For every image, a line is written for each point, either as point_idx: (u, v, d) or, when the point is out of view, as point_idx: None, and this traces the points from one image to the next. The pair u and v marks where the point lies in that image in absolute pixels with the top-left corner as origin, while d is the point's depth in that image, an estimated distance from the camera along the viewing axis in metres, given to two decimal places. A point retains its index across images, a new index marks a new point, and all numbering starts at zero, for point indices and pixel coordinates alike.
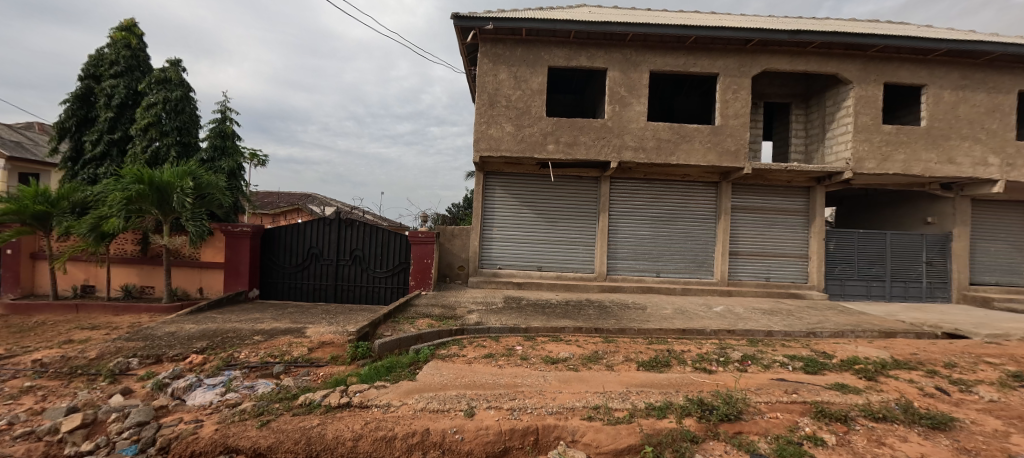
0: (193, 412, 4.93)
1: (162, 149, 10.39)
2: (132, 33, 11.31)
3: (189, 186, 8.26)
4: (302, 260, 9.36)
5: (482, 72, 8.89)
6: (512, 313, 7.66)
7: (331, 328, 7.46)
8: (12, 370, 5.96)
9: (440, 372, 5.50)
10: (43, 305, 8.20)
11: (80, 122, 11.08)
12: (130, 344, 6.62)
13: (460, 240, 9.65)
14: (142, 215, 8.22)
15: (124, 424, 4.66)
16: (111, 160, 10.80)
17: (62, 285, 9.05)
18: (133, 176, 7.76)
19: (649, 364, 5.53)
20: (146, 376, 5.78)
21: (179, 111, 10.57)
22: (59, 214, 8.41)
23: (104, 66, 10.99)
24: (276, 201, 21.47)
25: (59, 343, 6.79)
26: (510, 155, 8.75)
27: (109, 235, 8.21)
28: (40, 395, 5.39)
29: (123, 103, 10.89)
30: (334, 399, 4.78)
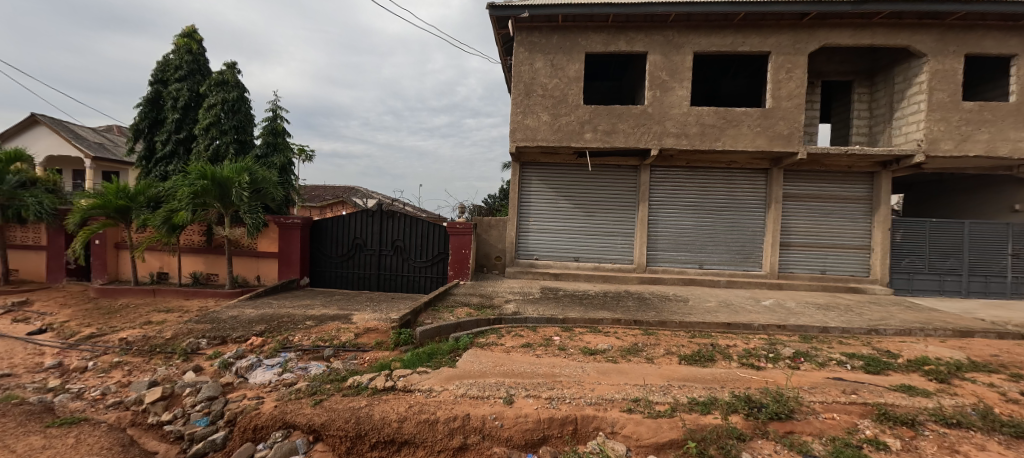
0: (255, 389, 5.30)
1: (222, 147, 11.06)
2: (192, 39, 12.06)
3: (246, 181, 8.76)
4: (347, 250, 9.74)
5: (518, 61, 8.77)
6: (550, 303, 7.64)
7: (376, 315, 7.74)
8: (102, 347, 6.64)
9: (479, 360, 5.57)
10: (125, 289, 9.00)
11: (151, 123, 12.00)
12: (199, 326, 7.18)
13: (497, 230, 9.67)
14: (206, 208, 8.81)
15: (196, 398, 5.09)
16: (179, 158, 11.63)
17: (141, 272, 9.90)
18: (198, 172, 8.32)
19: (692, 358, 5.35)
20: (214, 356, 6.26)
21: (236, 111, 11.20)
22: (136, 208, 9.15)
23: (170, 71, 11.80)
24: (323, 195, 22.44)
25: (139, 324, 7.49)
26: (547, 145, 8.62)
27: (179, 227, 8.86)
28: (125, 371, 5.99)
29: (187, 105, 11.66)
30: (380, 382, 4.98)
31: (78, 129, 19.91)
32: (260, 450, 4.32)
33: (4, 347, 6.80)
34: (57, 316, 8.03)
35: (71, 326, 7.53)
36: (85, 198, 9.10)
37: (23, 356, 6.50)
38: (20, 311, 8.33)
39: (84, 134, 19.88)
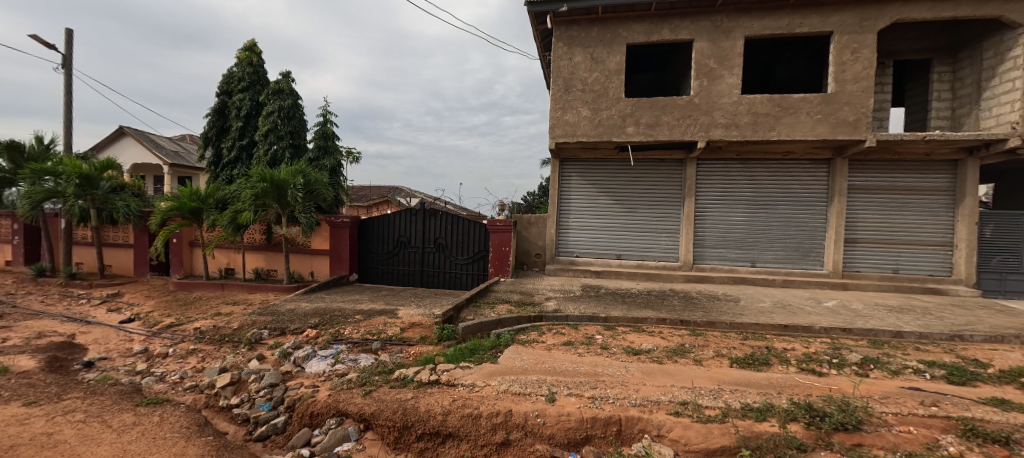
0: (311, 378, 5.56)
1: (278, 151, 11.68)
2: (253, 52, 12.83)
3: (300, 183, 9.21)
4: (392, 248, 10.01)
5: (556, 56, 8.62)
6: (592, 302, 7.49)
7: (420, 310, 7.91)
8: (180, 336, 7.23)
9: (520, 357, 5.55)
10: (198, 283, 9.73)
11: (218, 132, 12.88)
12: (261, 317, 7.63)
13: (537, 227, 9.60)
14: (266, 209, 9.32)
15: (260, 384, 5.41)
16: (243, 163, 12.41)
17: (212, 268, 10.66)
18: (258, 175, 8.83)
19: (744, 361, 5.06)
20: (274, 346, 6.64)
21: (290, 117, 11.80)
22: (207, 209, 9.86)
23: (234, 83, 12.62)
24: (369, 195, 23.27)
25: (210, 315, 8.07)
26: (587, 140, 8.43)
27: (243, 226, 9.43)
28: (199, 358, 6.48)
29: (249, 114, 12.43)
30: (425, 375, 5.06)
31: (155, 138, 21.77)
32: (316, 435, 4.53)
33: (100, 334, 7.55)
34: (142, 307, 8.83)
35: (154, 316, 8.26)
36: (164, 201, 9.91)
37: (114, 342, 7.19)
38: (113, 303, 9.22)
39: (161, 142, 21.72)
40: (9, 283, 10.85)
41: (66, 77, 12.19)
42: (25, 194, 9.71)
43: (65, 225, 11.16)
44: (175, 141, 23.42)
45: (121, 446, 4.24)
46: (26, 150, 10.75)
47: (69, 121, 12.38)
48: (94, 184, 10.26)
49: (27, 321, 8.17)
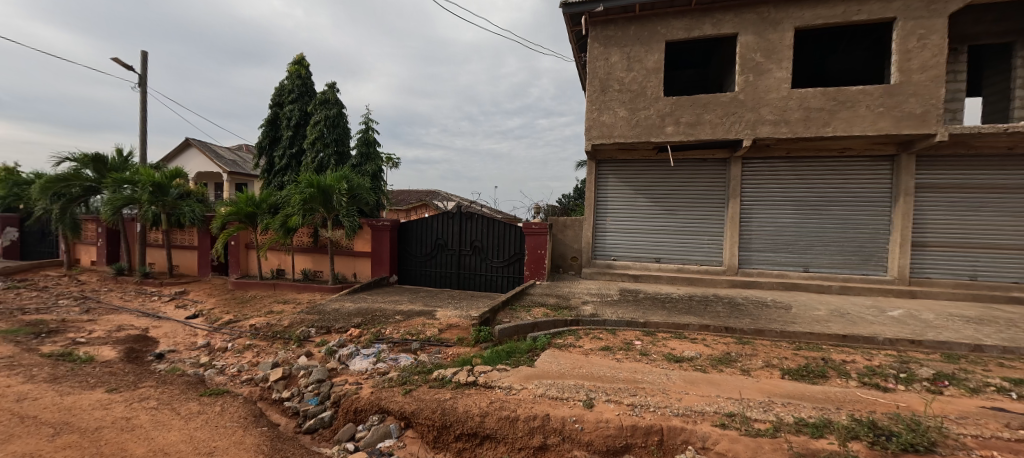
0: (355, 375, 5.73)
1: (324, 159, 12.17)
2: (301, 65, 13.48)
3: (345, 187, 9.58)
4: (430, 250, 10.19)
5: (592, 57, 8.48)
6: (630, 306, 7.27)
7: (457, 312, 7.98)
8: (238, 331, 7.68)
9: (557, 361, 5.47)
10: (253, 283, 10.25)
11: (270, 141, 13.61)
12: (309, 316, 7.96)
13: (573, 230, 9.46)
14: (314, 213, 9.71)
15: (308, 379, 5.63)
16: (293, 170, 13.04)
17: (265, 268, 11.21)
18: (307, 181, 9.24)
19: (797, 372, 4.74)
20: (321, 343, 6.91)
21: (335, 126, 12.29)
22: (261, 214, 10.42)
23: (285, 95, 13.31)
24: (408, 198, 23.86)
25: (264, 313, 8.51)
26: (624, 141, 8.22)
27: (293, 229, 9.85)
28: (254, 353, 6.84)
29: (298, 124, 13.06)
30: (463, 376, 5.09)
31: (215, 148, 23.30)
32: (360, 431, 4.65)
33: (170, 328, 8.14)
34: (205, 304, 9.45)
35: (215, 312, 8.82)
36: (224, 206, 10.57)
37: (182, 337, 7.72)
38: (180, 300, 9.93)
39: (220, 151, 23.21)
40: (93, 281, 11.93)
41: (141, 93, 13.28)
42: (108, 201, 10.63)
43: (140, 229, 12.14)
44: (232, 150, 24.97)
45: (188, 433, 4.49)
46: (108, 162, 11.78)
47: (143, 133, 13.47)
48: (165, 191, 11.15)
49: (109, 315, 8.93)
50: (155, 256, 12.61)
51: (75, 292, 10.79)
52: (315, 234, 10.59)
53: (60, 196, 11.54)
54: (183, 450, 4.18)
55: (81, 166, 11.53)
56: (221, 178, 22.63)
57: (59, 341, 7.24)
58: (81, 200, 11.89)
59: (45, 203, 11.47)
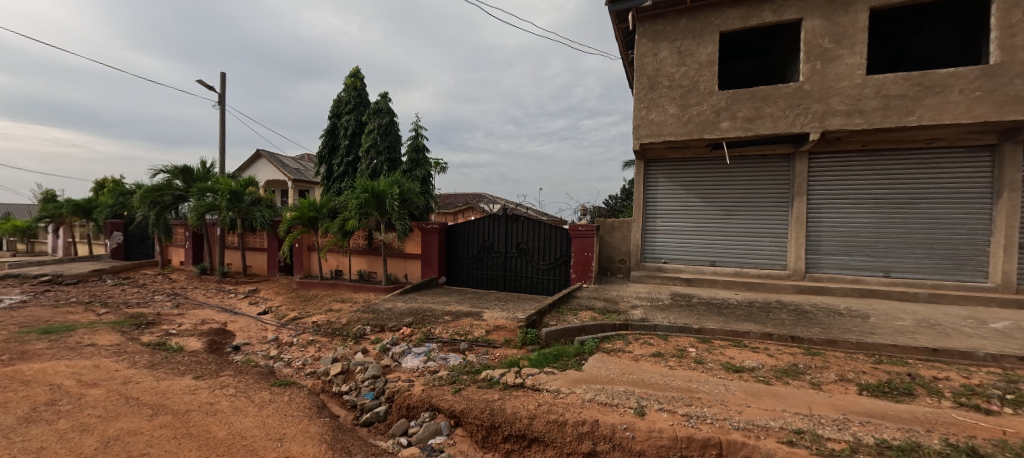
0: (407, 373, 5.88)
1: (378, 165, 12.65)
2: (356, 77, 14.11)
3: (396, 192, 9.89)
4: (476, 253, 10.30)
5: (641, 54, 8.19)
6: (683, 312, 6.93)
7: (504, 314, 7.98)
8: (302, 327, 8.14)
9: (606, 365, 5.30)
10: (314, 282, 10.84)
11: (329, 150, 14.36)
12: (365, 315, 8.29)
13: (621, 232, 9.18)
14: (369, 217, 10.10)
15: (364, 375, 5.85)
16: (350, 176, 13.69)
17: (324, 269, 11.80)
18: (362, 187, 9.63)
19: (877, 389, 4.28)
20: (376, 341, 7.16)
21: (387, 134, 12.76)
22: (321, 218, 11.01)
23: (342, 106, 14.01)
24: (455, 202, 24.34)
25: (324, 310, 8.97)
26: (675, 139, 7.86)
27: (349, 233, 10.31)
28: (316, 348, 7.21)
29: (353, 133, 13.69)
30: (510, 378, 5.06)
31: (281, 157, 25.01)
32: (413, 426, 4.73)
33: (244, 323, 8.77)
34: (273, 302, 10.12)
35: (282, 309, 9.41)
36: (288, 211, 11.28)
37: (255, 331, 8.30)
38: (252, 297, 10.70)
39: (286, 160, 24.87)
40: (181, 280, 13.14)
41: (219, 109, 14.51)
42: (193, 208, 11.70)
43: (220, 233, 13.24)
44: (295, 159, 26.70)
45: (261, 419, 4.78)
46: (194, 173, 12.96)
47: (221, 145, 14.69)
48: (240, 198, 12.11)
49: (194, 310, 9.78)
50: (231, 257, 13.68)
51: (167, 289, 11.94)
52: (369, 237, 10.99)
53: (155, 204, 12.82)
54: (257, 435, 4.44)
55: (172, 177, 12.76)
56: (286, 186, 24.24)
57: (155, 332, 8.01)
58: (173, 208, 13.15)
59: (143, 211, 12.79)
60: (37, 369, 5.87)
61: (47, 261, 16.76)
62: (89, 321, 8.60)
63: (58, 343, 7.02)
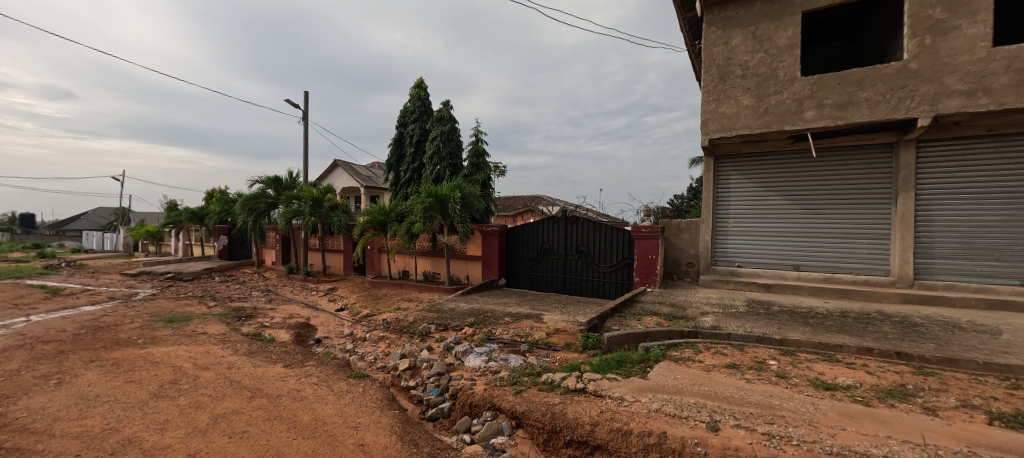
0: (470, 371, 5.92)
1: (440, 170, 13.02)
2: (421, 87, 14.67)
3: (458, 196, 10.07)
4: (536, 255, 10.20)
5: (709, 43, 7.67)
6: (761, 320, 6.33)
7: (564, 317, 7.79)
8: (373, 324, 8.55)
9: (674, 375, 4.96)
10: (384, 282, 11.42)
11: (396, 158, 15.04)
12: (430, 314, 8.51)
13: (688, 233, 8.62)
14: (432, 220, 10.40)
15: (430, 371, 5.96)
16: (416, 182, 14.23)
17: (391, 270, 12.34)
18: (427, 192, 9.95)
19: (1013, 419, 3.60)
20: (440, 339, 7.32)
21: (449, 140, 13.08)
22: (390, 222, 11.54)
23: (408, 116, 14.64)
24: (514, 205, 24.52)
25: (393, 309, 9.36)
26: (750, 133, 7.24)
27: (415, 235, 10.69)
28: (386, 344, 7.52)
29: (418, 140, 14.23)
30: (572, 382, 4.90)
31: (355, 166, 26.66)
32: (476, 424, 4.72)
33: (324, 318, 9.38)
34: (348, 299, 10.77)
35: (357, 306, 9.97)
36: (361, 215, 11.96)
37: (333, 325, 8.84)
38: (331, 295, 11.46)
39: (359, 168, 26.47)
40: (272, 278, 14.43)
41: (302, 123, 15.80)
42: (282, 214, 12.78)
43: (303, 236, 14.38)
44: (367, 167, 28.36)
45: (340, 407, 5.02)
46: (284, 183, 14.17)
47: (303, 156, 15.95)
48: (320, 204, 13.05)
49: (283, 305, 10.69)
50: (312, 258, 14.78)
51: (261, 286, 13.16)
52: (432, 239, 11.31)
53: (252, 211, 14.22)
54: (336, 421, 4.67)
55: (266, 187, 14.06)
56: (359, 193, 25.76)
57: (253, 323, 8.82)
58: (267, 214, 14.48)
59: (243, 217, 14.24)
60: (164, 352, 6.69)
61: (168, 260, 19.23)
62: (200, 312, 9.68)
63: (178, 330, 7.96)
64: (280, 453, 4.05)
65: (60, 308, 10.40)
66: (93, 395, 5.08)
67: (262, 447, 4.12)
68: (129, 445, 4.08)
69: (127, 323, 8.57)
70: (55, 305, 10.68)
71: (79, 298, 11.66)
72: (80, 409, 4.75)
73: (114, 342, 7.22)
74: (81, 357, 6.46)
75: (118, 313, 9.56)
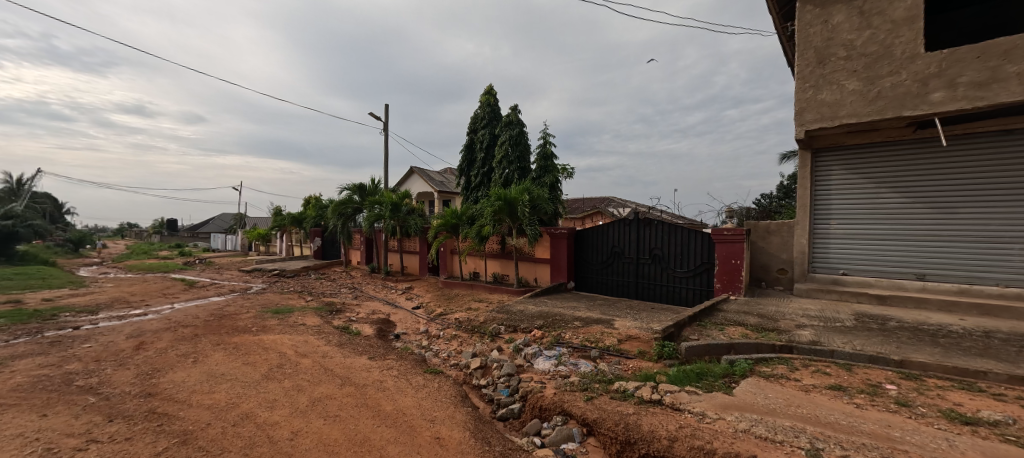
0: (539, 374, 5.80)
1: (509, 174, 13.11)
2: (490, 93, 14.93)
3: (527, 199, 10.02)
4: (606, 258, 9.82)
5: (805, 24, 6.88)
6: (873, 337, 5.47)
7: (637, 323, 7.36)
8: (446, 323, 8.78)
9: (763, 393, 4.43)
10: (456, 282, 11.72)
11: (467, 163, 15.43)
12: (500, 315, 8.53)
13: (779, 236, 7.75)
14: (501, 223, 10.45)
15: (500, 371, 5.94)
16: (485, 186, 14.47)
17: (462, 271, 12.62)
18: (496, 195, 10.03)
19: None
20: (510, 340, 7.30)
21: (517, 144, 13.13)
22: (460, 224, 11.81)
23: (478, 123, 14.97)
24: (582, 207, 24.06)
25: (464, 308, 9.55)
26: (857, 121, 6.34)
27: (485, 238, 10.81)
28: (459, 342, 7.66)
29: (488, 145, 14.47)
30: (647, 392, 4.58)
31: (430, 172, 27.90)
32: (546, 428, 4.57)
33: (402, 315, 9.82)
34: (424, 298, 11.20)
35: (431, 305, 10.32)
36: (435, 219, 12.41)
37: (410, 322, 9.22)
38: (408, 293, 12.01)
39: (433, 174, 27.62)
40: (357, 277, 15.49)
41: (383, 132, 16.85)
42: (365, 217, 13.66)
43: (383, 239, 15.27)
44: (441, 173, 29.54)
45: (418, 400, 5.15)
46: (367, 189, 15.16)
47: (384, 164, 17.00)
48: (398, 208, 13.76)
49: (367, 301, 11.41)
50: (391, 259, 15.63)
51: (349, 283, 14.19)
52: (501, 242, 11.36)
53: (341, 215, 15.39)
54: (415, 414, 4.78)
55: (352, 193, 15.14)
56: (433, 198, 26.79)
57: (342, 317, 9.49)
58: (353, 218, 15.57)
59: (334, 221, 15.47)
60: (273, 340, 7.40)
61: (274, 259, 21.56)
62: (301, 305, 10.64)
63: (283, 321, 8.80)
64: (367, 438, 4.21)
65: (193, 298, 12.02)
66: (220, 373, 5.73)
67: (351, 431, 4.32)
68: (246, 418, 4.49)
69: (243, 312, 9.67)
70: (190, 295, 12.37)
71: (207, 289, 13.44)
72: (210, 384, 5.37)
73: (234, 328, 8.16)
74: (210, 340, 7.35)
75: (237, 303, 10.83)
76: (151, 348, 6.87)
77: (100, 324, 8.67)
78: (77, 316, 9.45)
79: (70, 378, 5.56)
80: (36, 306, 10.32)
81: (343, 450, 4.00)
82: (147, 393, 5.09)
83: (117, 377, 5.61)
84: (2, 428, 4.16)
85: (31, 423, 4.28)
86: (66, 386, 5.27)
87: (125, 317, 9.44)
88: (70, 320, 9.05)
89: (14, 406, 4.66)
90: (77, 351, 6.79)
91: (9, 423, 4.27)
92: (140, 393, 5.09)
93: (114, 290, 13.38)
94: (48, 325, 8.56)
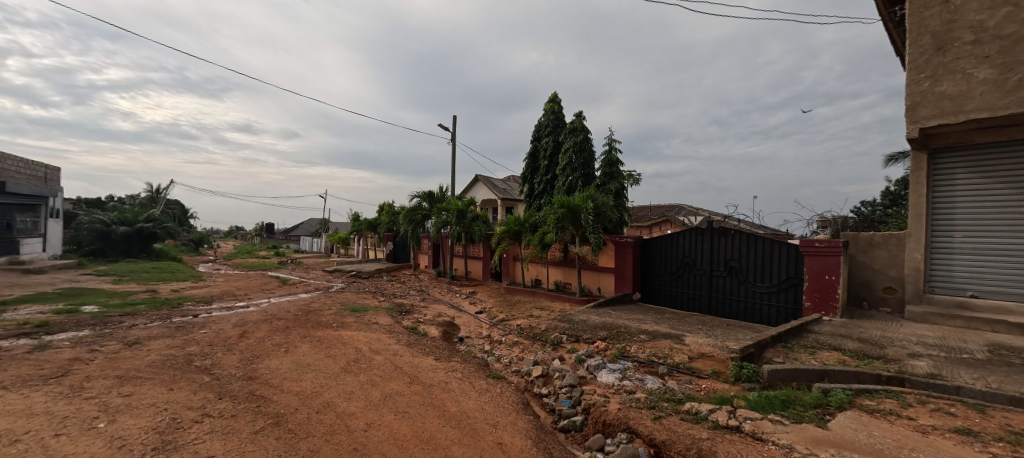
0: (603, 388, 5.51)
1: (572, 181, 12.87)
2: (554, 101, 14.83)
3: (591, 206, 9.73)
4: (676, 269, 9.21)
5: (919, 7, 5.99)
6: (1015, 375, 4.52)
7: (711, 340, 6.75)
8: (508, 329, 8.72)
9: (867, 430, 3.80)
10: (518, 289, 11.66)
11: (530, 170, 15.41)
12: (562, 323, 8.29)
13: (886, 250, 6.76)
14: (564, 230, 10.22)
15: (562, 382, 5.74)
16: (548, 193, 14.32)
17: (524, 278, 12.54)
18: (559, 202, 9.86)
19: None
20: (572, 350, 7.06)
21: (582, 151, 12.85)
22: (523, 230, 11.77)
23: (542, 130, 14.90)
24: (649, 215, 23.05)
25: (526, 315, 9.44)
26: (991, 116, 5.36)
27: (547, 245, 10.65)
28: (520, 349, 7.57)
29: (551, 152, 14.34)
30: (722, 417, 4.14)
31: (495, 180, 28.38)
32: (610, 444, 4.28)
33: (466, 319, 9.93)
34: (486, 303, 11.27)
35: (493, 311, 10.34)
36: (499, 225, 12.48)
37: (473, 326, 9.29)
38: (472, 298, 12.15)
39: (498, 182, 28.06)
40: (425, 280, 16.03)
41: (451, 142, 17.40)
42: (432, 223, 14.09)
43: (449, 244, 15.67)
44: (505, 180, 29.93)
45: (481, 404, 5.11)
46: (435, 196, 15.67)
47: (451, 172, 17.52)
48: (463, 215, 14.05)
49: (434, 304, 11.73)
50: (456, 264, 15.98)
51: (417, 286, 14.72)
52: (564, 250, 11.12)
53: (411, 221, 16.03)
54: (477, 417, 4.72)
55: (422, 200, 15.73)
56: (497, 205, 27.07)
57: (411, 318, 9.81)
58: (422, 224, 16.16)
59: (405, 226, 16.16)
60: (351, 336, 7.81)
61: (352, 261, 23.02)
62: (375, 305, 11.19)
63: (359, 318, 9.29)
64: (433, 437, 4.22)
65: (285, 294, 13.13)
66: (306, 364, 6.11)
67: (418, 429, 4.35)
68: (327, 407, 4.70)
69: (326, 309, 10.38)
70: (283, 291, 13.55)
71: (297, 287, 14.66)
72: (298, 373, 5.74)
73: (318, 323, 8.76)
74: (299, 332, 7.94)
75: (321, 300, 11.65)
76: (252, 337, 7.55)
77: (213, 313, 9.75)
78: (196, 304, 10.74)
79: (190, 359, 6.24)
80: (166, 295, 11.88)
81: (412, 446, 4.03)
82: (248, 376, 5.56)
83: (226, 360, 6.20)
84: (140, 397, 4.70)
85: (162, 395, 4.80)
86: (187, 365, 5.92)
87: (232, 308, 10.55)
88: (191, 308, 10.27)
89: (149, 379, 5.28)
90: (195, 335, 7.66)
91: (145, 393, 4.83)
92: (243, 375, 5.57)
93: (224, 283, 15.05)
94: (174, 311, 9.79)
